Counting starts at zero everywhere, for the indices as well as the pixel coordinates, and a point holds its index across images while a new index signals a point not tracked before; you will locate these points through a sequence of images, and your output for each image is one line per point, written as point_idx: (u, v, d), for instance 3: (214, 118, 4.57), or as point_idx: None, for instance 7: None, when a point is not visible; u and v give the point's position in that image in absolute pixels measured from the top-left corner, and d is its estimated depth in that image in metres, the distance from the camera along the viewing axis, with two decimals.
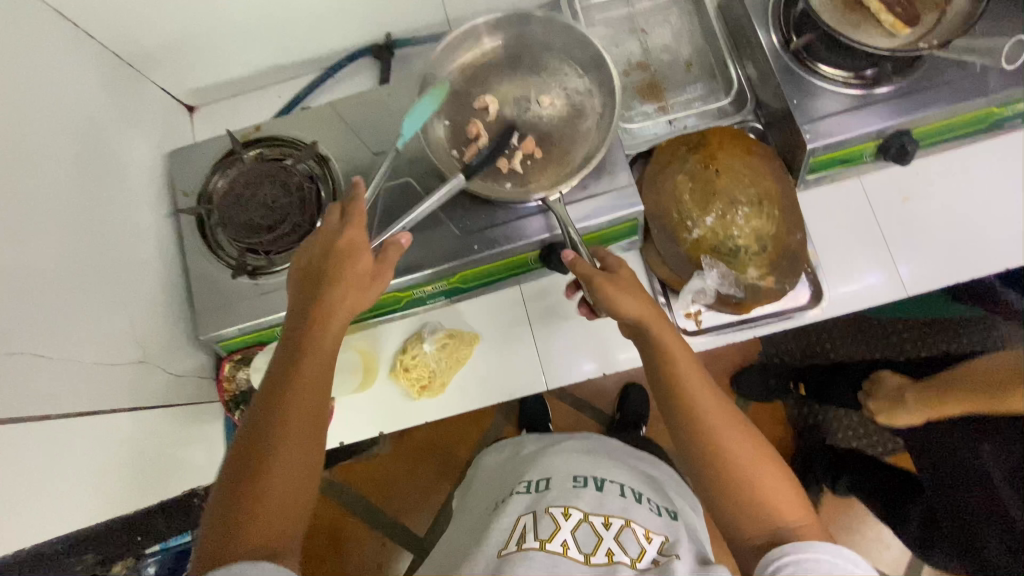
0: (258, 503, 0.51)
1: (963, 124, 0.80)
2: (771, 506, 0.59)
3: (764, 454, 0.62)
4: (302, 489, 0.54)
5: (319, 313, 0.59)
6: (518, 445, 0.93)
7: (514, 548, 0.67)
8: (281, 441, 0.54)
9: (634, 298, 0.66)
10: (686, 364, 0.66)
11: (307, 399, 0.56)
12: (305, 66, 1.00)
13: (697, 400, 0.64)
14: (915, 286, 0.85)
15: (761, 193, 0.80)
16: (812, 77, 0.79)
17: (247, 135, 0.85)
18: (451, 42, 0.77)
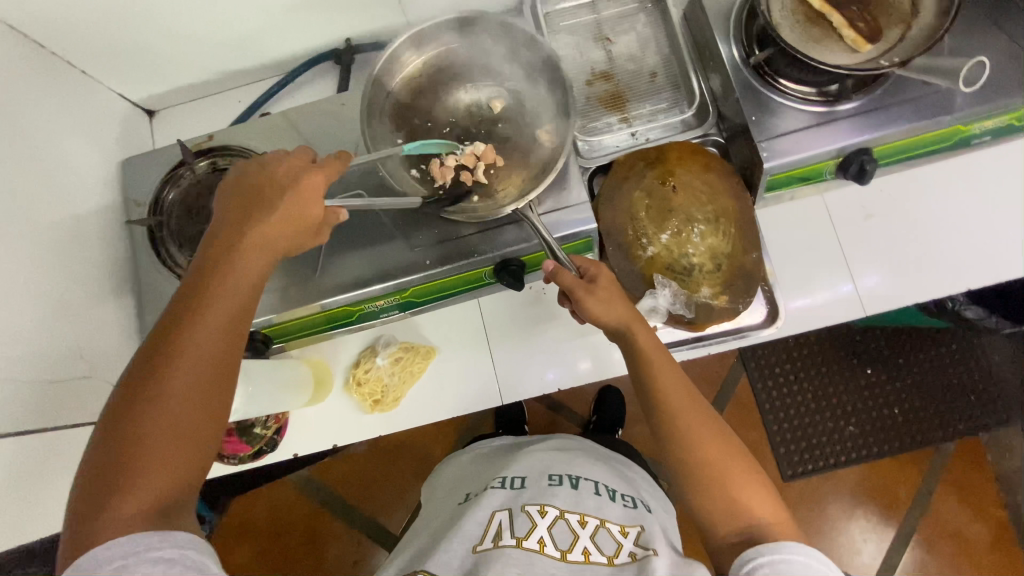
0: (134, 464, 0.47)
1: (925, 142, 0.79)
2: (743, 505, 0.58)
3: (739, 455, 0.62)
4: (188, 450, 0.50)
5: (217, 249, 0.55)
6: (489, 447, 0.93)
7: (490, 544, 0.66)
8: (171, 390, 0.49)
9: (616, 304, 0.66)
10: (664, 365, 0.65)
11: (204, 344, 0.51)
12: (265, 70, 0.98)
13: (672, 402, 0.64)
14: (873, 306, 0.85)
15: (718, 210, 0.78)
16: (774, 93, 0.77)
17: (200, 145, 0.84)
18: (392, 50, 0.76)
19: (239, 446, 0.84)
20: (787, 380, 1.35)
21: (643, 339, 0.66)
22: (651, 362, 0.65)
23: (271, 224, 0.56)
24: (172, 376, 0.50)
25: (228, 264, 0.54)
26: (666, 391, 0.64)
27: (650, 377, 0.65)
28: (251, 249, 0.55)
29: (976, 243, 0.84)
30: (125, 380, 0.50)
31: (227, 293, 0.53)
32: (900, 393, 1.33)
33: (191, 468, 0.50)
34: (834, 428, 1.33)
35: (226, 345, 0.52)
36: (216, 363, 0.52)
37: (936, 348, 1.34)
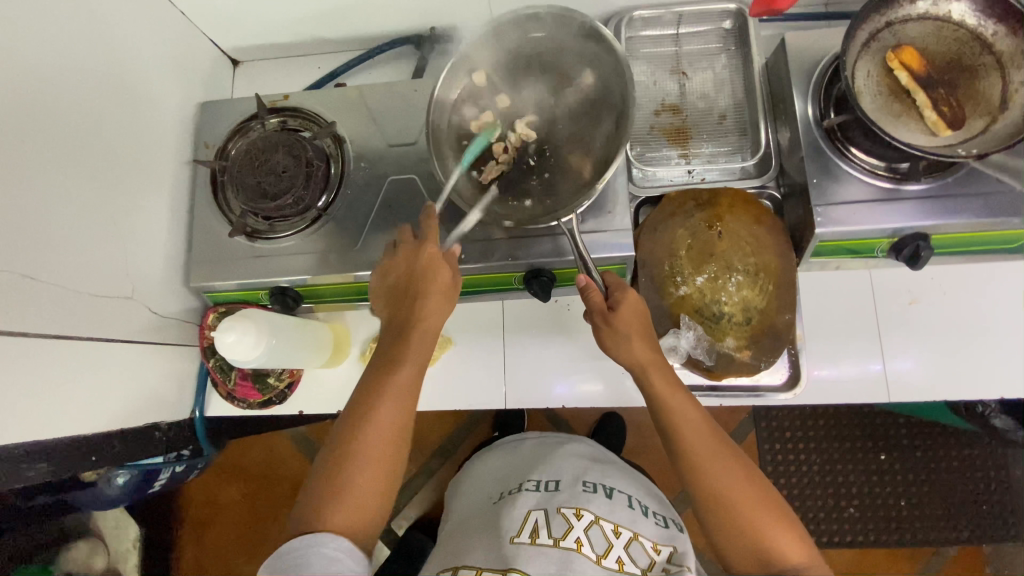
0: (335, 497, 0.57)
1: (987, 241, 0.76)
2: (776, 555, 0.58)
3: (755, 490, 0.61)
4: (375, 486, 0.59)
5: (410, 312, 0.65)
6: (516, 443, 0.89)
7: (526, 539, 0.65)
8: (376, 431, 0.60)
9: (640, 343, 0.67)
10: (690, 415, 0.65)
11: (400, 394, 0.62)
12: (349, 43, 1.02)
13: (693, 444, 0.64)
14: (903, 392, 0.82)
15: (760, 265, 0.78)
16: (841, 159, 0.76)
17: (275, 102, 0.88)
18: (460, 54, 0.76)
19: (250, 391, 0.89)
20: (796, 447, 1.32)
21: (659, 387, 0.66)
22: (666, 405, 0.65)
23: (433, 300, 0.64)
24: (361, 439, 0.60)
25: (408, 335, 0.64)
26: (693, 447, 0.63)
27: (676, 428, 0.65)
28: (424, 325, 0.64)
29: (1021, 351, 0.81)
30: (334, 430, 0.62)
31: (408, 365, 0.63)
32: (911, 486, 1.29)
33: (378, 506, 0.59)
34: (835, 504, 1.29)
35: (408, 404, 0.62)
36: (395, 425, 0.61)
37: (955, 448, 1.29)
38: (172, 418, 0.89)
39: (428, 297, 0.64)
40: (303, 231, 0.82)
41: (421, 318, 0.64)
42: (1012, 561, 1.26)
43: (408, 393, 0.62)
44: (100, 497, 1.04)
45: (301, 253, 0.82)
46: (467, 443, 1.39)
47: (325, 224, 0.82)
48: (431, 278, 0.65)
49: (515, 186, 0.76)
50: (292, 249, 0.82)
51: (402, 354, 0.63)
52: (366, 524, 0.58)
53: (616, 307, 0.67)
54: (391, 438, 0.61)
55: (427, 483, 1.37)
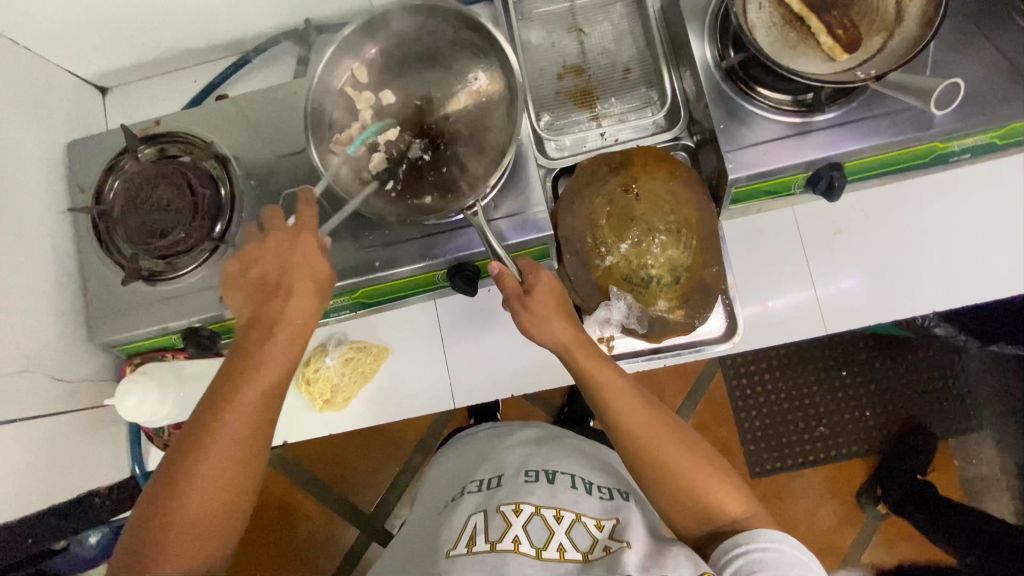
0: (175, 534, 0.51)
1: (901, 159, 0.76)
2: (719, 512, 0.58)
3: (692, 450, 0.61)
4: (217, 506, 0.53)
5: (262, 314, 0.60)
6: (467, 437, 0.88)
7: (463, 549, 0.61)
8: (216, 449, 0.54)
9: (559, 323, 0.65)
10: (619, 387, 0.63)
11: (251, 402, 0.56)
12: (223, 49, 0.94)
13: (625, 418, 0.62)
14: (839, 319, 0.83)
15: (681, 221, 0.76)
16: (746, 100, 0.74)
17: (145, 130, 0.80)
18: (328, 57, 0.69)
19: None
20: (760, 381, 1.35)
21: (586, 364, 0.64)
22: (598, 382, 0.63)
23: (294, 305, 0.60)
24: (206, 452, 0.53)
25: (265, 337, 0.58)
26: (625, 420, 0.62)
27: (607, 406, 0.63)
28: (283, 324, 0.59)
29: (946, 262, 0.82)
30: (171, 453, 0.54)
31: (263, 370, 0.57)
32: (871, 397, 1.33)
33: (229, 528, 0.54)
34: (804, 427, 1.33)
35: (263, 410, 0.56)
36: (250, 430, 0.55)
37: (908, 355, 1.33)
38: (111, 480, 0.85)
39: (291, 297, 0.60)
40: (204, 263, 0.77)
41: (278, 318, 0.59)
42: (979, 450, 1.32)
43: (264, 399, 0.56)
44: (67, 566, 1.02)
45: (207, 287, 0.77)
46: (442, 435, 1.38)
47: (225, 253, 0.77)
48: (296, 275, 0.61)
49: (414, 183, 0.71)
50: (196, 285, 0.77)
51: (257, 357, 0.58)
52: (215, 553, 0.53)
53: (532, 288, 0.65)
54: (244, 454, 0.55)
55: (411, 480, 1.37)
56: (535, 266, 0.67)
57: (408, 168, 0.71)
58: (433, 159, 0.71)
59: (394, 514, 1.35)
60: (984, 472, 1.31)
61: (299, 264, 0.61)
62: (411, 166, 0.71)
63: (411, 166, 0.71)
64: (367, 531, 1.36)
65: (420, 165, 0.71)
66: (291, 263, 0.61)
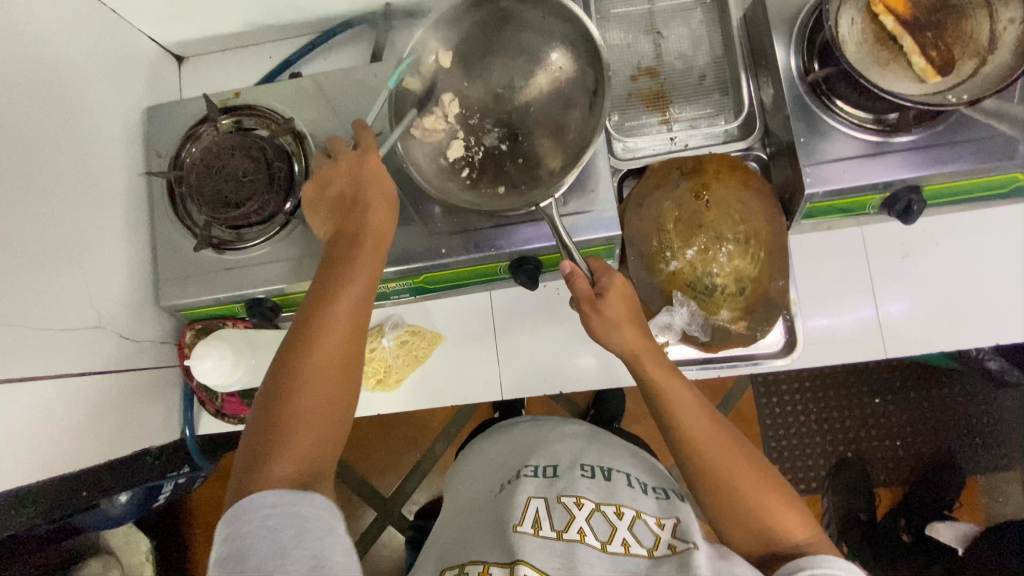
0: (291, 430, 0.53)
1: (980, 186, 0.74)
2: (781, 535, 0.58)
3: (758, 472, 0.61)
4: (322, 406, 0.55)
5: (348, 228, 0.61)
6: (509, 427, 0.89)
7: (529, 530, 0.62)
8: (319, 354, 0.56)
9: (629, 331, 0.66)
10: (685, 398, 0.64)
11: (345, 308, 0.58)
12: (299, 28, 0.95)
13: (689, 428, 0.63)
14: (898, 344, 0.82)
15: (750, 232, 0.76)
16: (826, 114, 0.73)
17: (225, 101, 0.82)
18: (417, 39, 0.70)
19: (239, 407, 0.87)
20: (793, 399, 1.33)
21: (652, 373, 0.65)
22: (662, 392, 0.64)
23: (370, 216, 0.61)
24: (310, 356, 0.55)
25: (353, 248, 0.60)
26: (689, 430, 0.63)
27: (670, 415, 0.64)
28: (368, 236, 0.61)
29: (1013, 295, 0.81)
30: (274, 367, 0.56)
31: (354, 276, 0.59)
32: (906, 425, 1.31)
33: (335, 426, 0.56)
34: (835, 450, 1.32)
35: (357, 318, 0.58)
36: (348, 333, 0.57)
37: (948, 386, 1.31)
38: (161, 440, 0.87)
39: (371, 211, 0.61)
40: (273, 237, 0.78)
41: (363, 231, 0.61)
42: (1004, 488, 1.30)
43: (359, 304, 0.58)
44: (102, 518, 0.99)
45: (274, 260, 0.78)
46: (467, 426, 1.39)
47: (294, 229, 0.78)
48: (367, 186, 0.62)
49: (489, 173, 0.72)
50: (264, 257, 0.78)
51: (346, 267, 0.59)
52: (323, 450, 0.54)
53: (604, 292, 0.65)
54: (346, 356, 0.57)
55: (433, 468, 1.38)
56: (608, 269, 0.67)
57: (484, 158, 0.72)
58: (509, 151, 0.72)
59: (414, 500, 1.36)
60: (1012, 511, 1.29)
61: (370, 177, 0.62)
62: (487, 157, 0.72)
63: (488, 156, 0.72)
64: (385, 513, 1.37)
65: (496, 156, 0.72)
66: (364, 175, 0.62)
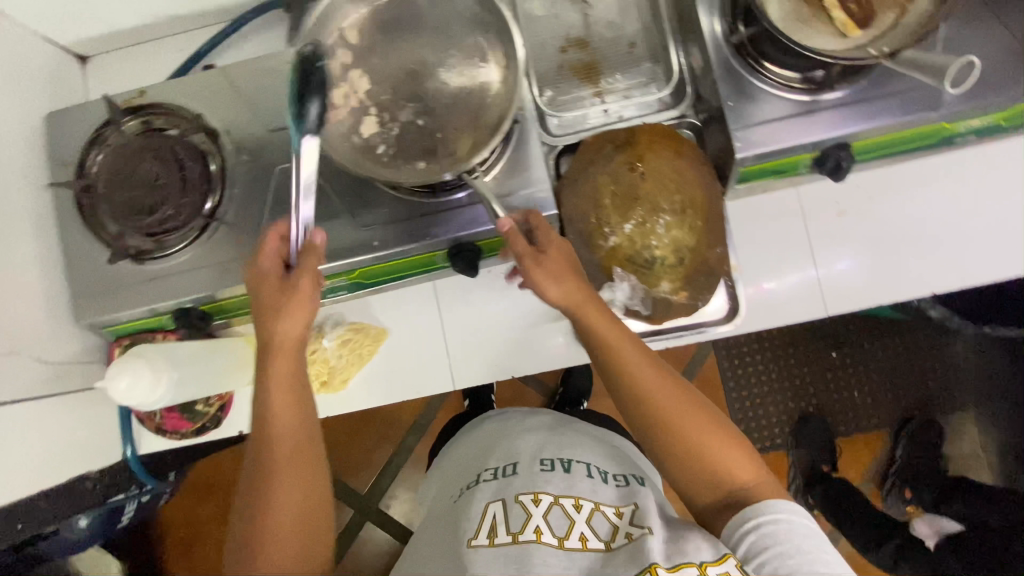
0: (260, 559, 0.51)
1: (908, 140, 0.75)
2: (733, 482, 0.60)
3: (718, 429, 0.61)
4: (292, 532, 0.52)
5: (262, 337, 0.56)
6: (476, 425, 0.88)
7: (485, 540, 0.62)
8: (276, 480, 0.53)
9: (572, 283, 0.62)
10: (635, 357, 0.62)
11: (283, 428, 0.55)
12: (210, 16, 0.89)
13: (641, 385, 0.61)
14: (839, 301, 0.83)
15: (685, 201, 0.74)
16: (755, 76, 0.72)
17: (130, 101, 0.77)
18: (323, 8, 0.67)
19: (181, 422, 0.83)
20: (754, 360, 1.36)
21: (602, 330, 0.62)
22: (613, 352, 0.61)
23: (295, 302, 0.55)
24: (265, 485, 0.53)
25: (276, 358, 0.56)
26: (643, 387, 0.61)
27: (623, 372, 0.61)
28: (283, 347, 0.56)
29: (945, 245, 0.82)
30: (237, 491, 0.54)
31: (285, 391, 0.55)
32: (863, 377, 1.35)
33: (311, 545, 0.54)
34: (797, 406, 1.35)
35: (299, 438, 0.55)
36: (294, 453, 0.55)
37: (900, 337, 1.34)
38: (102, 463, 0.83)
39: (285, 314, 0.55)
40: (194, 241, 0.74)
41: (273, 340, 0.56)
42: (960, 430, 1.34)
43: (298, 422, 0.55)
44: (65, 545, 0.97)
45: (198, 267, 0.74)
46: (437, 416, 1.38)
47: (216, 230, 0.74)
48: (285, 293, 0.56)
49: (407, 148, 0.69)
50: (187, 264, 0.74)
51: (272, 381, 0.55)
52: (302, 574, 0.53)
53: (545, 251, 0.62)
54: (303, 477, 0.55)
55: (406, 461, 1.37)
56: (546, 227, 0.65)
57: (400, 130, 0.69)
58: (427, 124, 0.69)
59: (389, 494, 1.35)
60: (967, 451, 1.34)
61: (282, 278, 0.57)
62: (403, 128, 0.69)
63: (403, 130, 0.69)
64: (361, 511, 1.35)
65: (413, 131, 0.69)
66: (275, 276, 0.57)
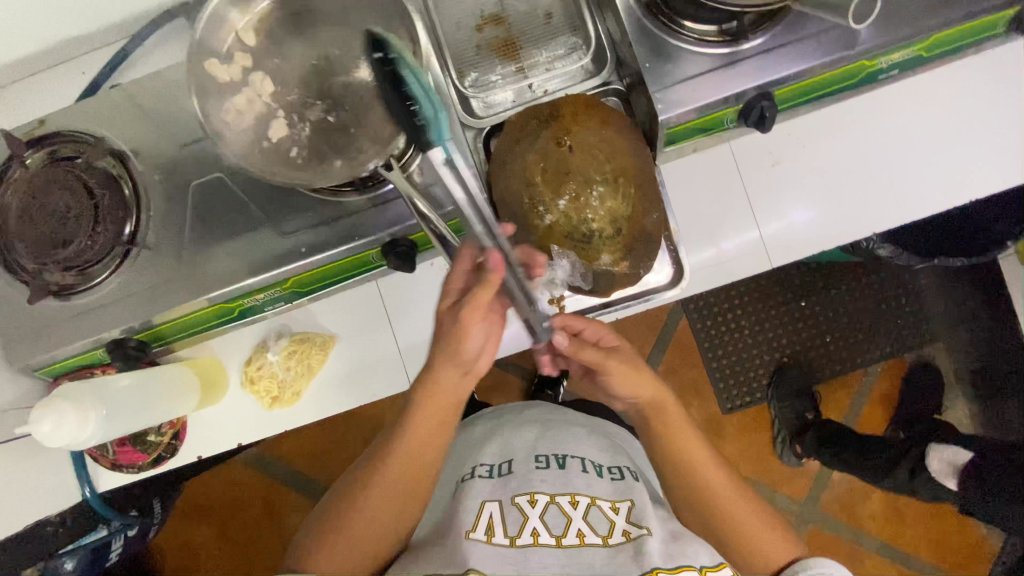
0: (343, 534, 0.62)
1: (832, 81, 0.74)
2: (775, 560, 0.69)
3: (759, 513, 0.70)
4: (372, 529, 0.62)
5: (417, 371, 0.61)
6: (465, 429, 0.90)
7: (482, 536, 0.62)
8: (381, 486, 0.63)
9: (643, 383, 0.68)
10: (696, 444, 0.69)
11: (409, 452, 0.62)
12: (111, 33, 0.85)
13: (705, 474, 0.68)
14: (784, 253, 0.83)
15: (617, 169, 0.73)
16: (673, 36, 0.71)
17: (31, 132, 0.73)
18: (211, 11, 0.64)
19: (135, 455, 0.82)
20: (723, 319, 1.36)
21: (665, 424, 0.69)
22: (676, 442, 0.68)
23: (470, 313, 0.54)
24: (370, 487, 0.63)
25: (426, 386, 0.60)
26: (704, 474, 0.68)
27: (686, 462, 0.68)
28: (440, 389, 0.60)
29: (883, 184, 0.82)
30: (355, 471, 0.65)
31: (418, 417, 0.61)
32: (831, 323, 1.36)
33: (382, 545, 0.64)
34: (769, 359, 1.36)
35: (414, 466, 0.63)
36: (408, 474, 0.63)
37: (862, 279, 1.35)
38: (63, 506, 0.82)
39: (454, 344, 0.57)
40: (118, 270, 0.71)
41: (425, 378, 0.59)
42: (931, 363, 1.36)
43: (422, 453, 0.63)
44: None
45: (123, 297, 0.71)
46: None
47: (138, 257, 0.71)
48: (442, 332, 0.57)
49: (321, 147, 0.66)
50: (112, 295, 0.71)
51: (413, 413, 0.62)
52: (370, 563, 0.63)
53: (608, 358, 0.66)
54: (402, 493, 0.63)
55: None
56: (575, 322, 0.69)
57: (313, 130, 0.67)
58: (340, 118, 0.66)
59: None
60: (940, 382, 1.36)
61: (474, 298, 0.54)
62: (316, 127, 0.66)
63: (316, 128, 0.67)
64: None
65: (326, 128, 0.66)
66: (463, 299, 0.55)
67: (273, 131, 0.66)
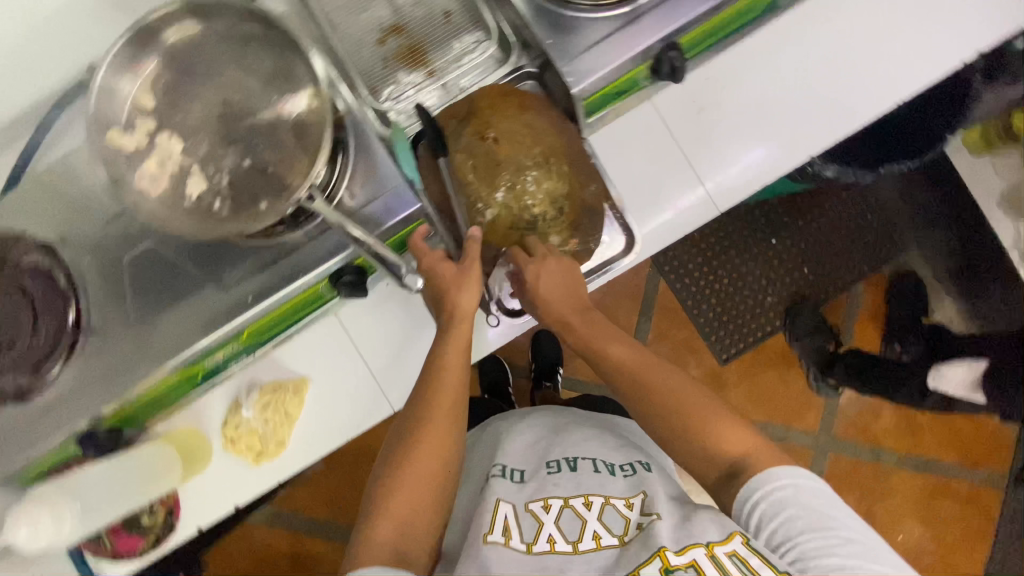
0: (398, 489, 0.61)
1: (735, 18, 0.75)
2: (726, 446, 0.60)
3: (706, 401, 0.63)
4: (425, 480, 0.62)
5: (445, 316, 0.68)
6: (479, 435, 0.89)
7: (499, 537, 0.62)
8: (430, 431, 0.63)
9: (563, 300, 0.71)
10: (625, 351, 0.68)
11: (446, 392, 0.65)
12: (26, 127, 0.84)
13: (642, 381, 0.66)
14: (727, 197, 0.84)
15: (545, 150, 0.73)
16: (569, 7, 0.70)
17: None
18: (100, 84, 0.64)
19: (133, 540, 0.81)
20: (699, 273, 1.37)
21: (584, 335, 0.70)
22: (598, 349, 0.69)
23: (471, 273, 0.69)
24: (417, 440, 0.63)
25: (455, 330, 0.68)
26: (635, 375, 0.66)
27: (617, 371, 0.67)
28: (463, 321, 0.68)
29: (807, 109, 0.82)
30: (394, 434, 0.65)
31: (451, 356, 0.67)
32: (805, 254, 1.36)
33: (435, 498, 0.62)
34: (753, 302, 1.36)
35: (454, 406, 0.66)
36: (450, 412, 0.65)
37: (823, 204, 1.36)
38: None
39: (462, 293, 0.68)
40: (70, 361, 0.69)
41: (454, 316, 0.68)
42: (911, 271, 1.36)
43: (457, 394, 0.66)
44: None
45: (79, 387, 0.69)
46: None
47: (87, 344, 0.69)
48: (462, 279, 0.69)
49: (244, 192, 0.64)
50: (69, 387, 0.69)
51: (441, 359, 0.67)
52: (427, 519, 0.61)
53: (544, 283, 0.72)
54: (448, 438, 0.64)
55: None
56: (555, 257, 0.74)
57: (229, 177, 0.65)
58: (254, 161, 0.65)
59: None
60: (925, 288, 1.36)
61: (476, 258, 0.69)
62: (233, 174, 0.65)
63: (233, 176, 0.65)
64: None
65: (245, 171, 0.65)
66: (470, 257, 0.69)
67: (188, 187, 0.65)
